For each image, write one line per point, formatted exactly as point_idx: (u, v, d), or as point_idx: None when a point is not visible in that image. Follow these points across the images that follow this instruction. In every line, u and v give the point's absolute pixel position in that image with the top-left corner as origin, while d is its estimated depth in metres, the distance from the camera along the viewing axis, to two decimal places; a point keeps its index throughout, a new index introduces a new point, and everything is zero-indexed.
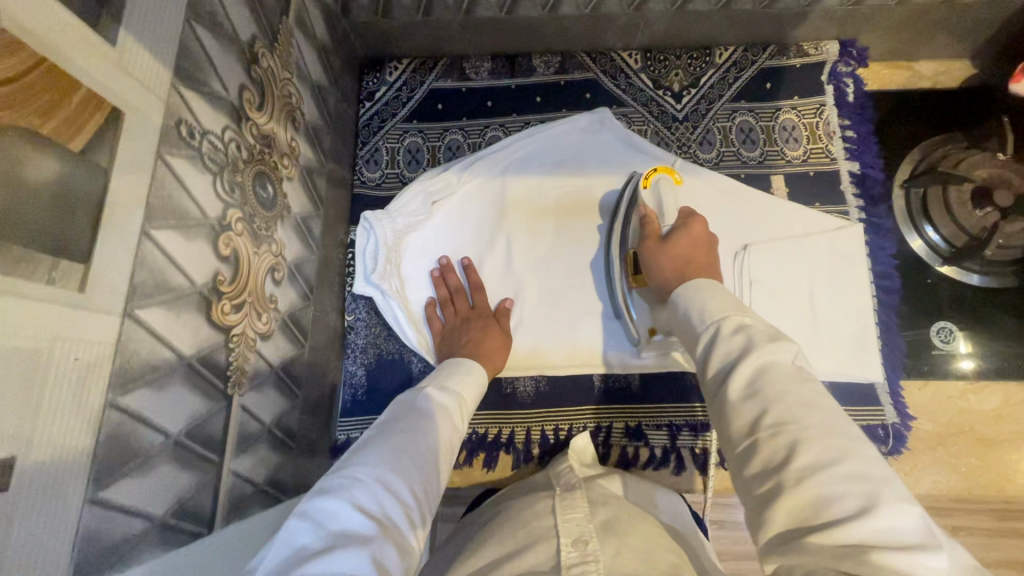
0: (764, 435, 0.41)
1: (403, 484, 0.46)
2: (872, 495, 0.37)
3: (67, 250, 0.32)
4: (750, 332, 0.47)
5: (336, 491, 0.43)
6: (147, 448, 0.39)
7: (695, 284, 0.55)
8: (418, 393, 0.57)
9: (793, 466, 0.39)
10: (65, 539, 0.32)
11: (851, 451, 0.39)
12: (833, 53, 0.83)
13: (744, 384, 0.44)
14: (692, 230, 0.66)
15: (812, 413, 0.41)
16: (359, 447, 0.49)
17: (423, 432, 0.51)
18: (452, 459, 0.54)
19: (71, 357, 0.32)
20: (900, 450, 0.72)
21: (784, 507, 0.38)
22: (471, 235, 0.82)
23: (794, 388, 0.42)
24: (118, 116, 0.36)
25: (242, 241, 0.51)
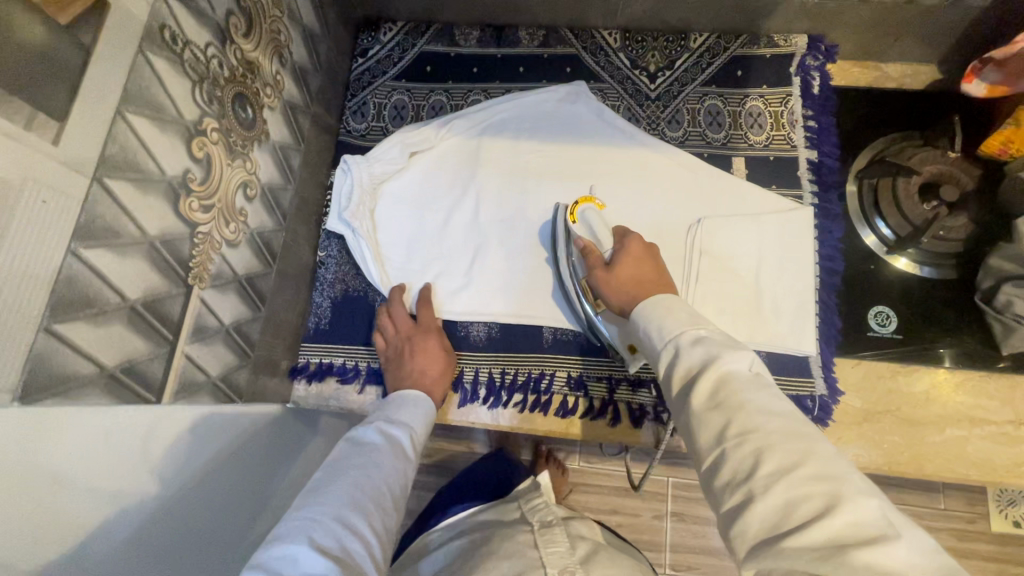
0: (731, 444, 0.45)
1: (358, 523, 0.53)
2: (834, 495, 0.40)
3: (45, 105, 0.37)
4: (709, 343, 0.52)
5: (293, 537, 0.49)
6: (103, 303, 0.44)
7: (650, 304, 0.59)
8: (366, 432, 0.64)
9: (761, 471, 0.43)
10: (19, 354, 0.37)
11: (808, 451, 0.43)
12: (802, 46, 0.87)
13: (707, 396, 0.49)
14: (635, 252, 0.69)
15: (770, 418, 0.45)
16: (309, 496, 0.54)
17: (374, 471, 0.59)
18: (402, 493, 0.61)
19: (38, 199, 0.37)
20: (826, 421, 0.75)
21: (762, 507, 0.41)
22: (444, 190, 0.87)
23: (753, 396, 0.47)
24: (103, 7, 0.41)
25: (216, 149, 0.57)
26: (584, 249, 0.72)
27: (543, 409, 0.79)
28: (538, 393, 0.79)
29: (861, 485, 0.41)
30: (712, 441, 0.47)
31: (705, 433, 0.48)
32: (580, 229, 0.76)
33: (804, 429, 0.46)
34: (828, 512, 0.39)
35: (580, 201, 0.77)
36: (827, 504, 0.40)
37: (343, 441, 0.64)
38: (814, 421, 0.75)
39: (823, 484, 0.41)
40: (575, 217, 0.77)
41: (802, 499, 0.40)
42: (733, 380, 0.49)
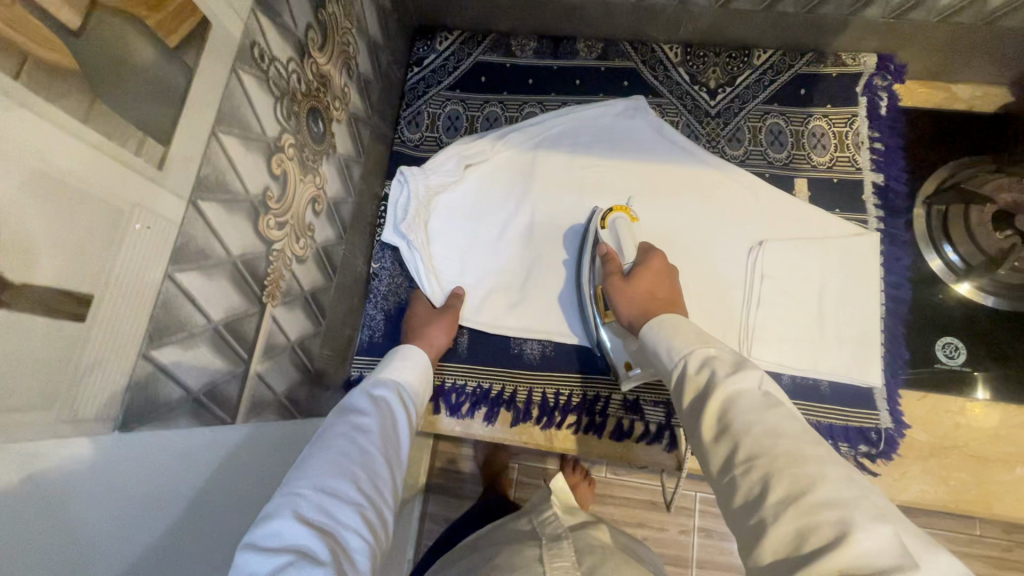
0: (739, 472, 0.45)
1: (346, 490, 0.51)
2: (842, 521, 0.39)
3: (153, 129, 0.37)
4: (714, 365, 0.52)
5: (279, 510, 0.47)
6: (191, 326, 0.44)
7: (661, 321, 0.61)
8: (352, 400, 0.62)
9: (769, 500, 0.42)
10: (119, 385, 0.37)
11: (816, 476, 0.42)
12: (871, 65, 0.84)
13: (715, 422, 0.49)
14: (652, 265, 0.70)
15: (779, 442, 0.44)
16: (296, 467, 0.53)
17: (360, 439, 0.57)
18: (393, 451, 0.60)
19: (145, 225, 0.37)
20: (891, 455, 0.74)
21: (772, 537, 0.40)
22: (498, 202, 0.85)
23: (760, 417, 0.46)
24: (207, 28, 0.41)
25: (292, 165, 0.56)
26: (606, 256, 0.74)
27: (597, 431, 0.78)
28: (592, 415, 0.78)
29: (871, 510, 0.40)
30: (722, 463, 0.47)
31: (716, 459, 0.48)
32: (607, 235, 0.77)
33: (810, 448, 0.44)
34: (838, 542, 0.38)
35: (612, 209, 0.78)
36: (837, 531, 0.38)
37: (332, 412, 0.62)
38: (878, 455, 0.74)
39: (830, 512, 0.39)
40: (606, 223, 0.78)
41: (809, 528, 0.39)
42: (738, 403, 0.48)
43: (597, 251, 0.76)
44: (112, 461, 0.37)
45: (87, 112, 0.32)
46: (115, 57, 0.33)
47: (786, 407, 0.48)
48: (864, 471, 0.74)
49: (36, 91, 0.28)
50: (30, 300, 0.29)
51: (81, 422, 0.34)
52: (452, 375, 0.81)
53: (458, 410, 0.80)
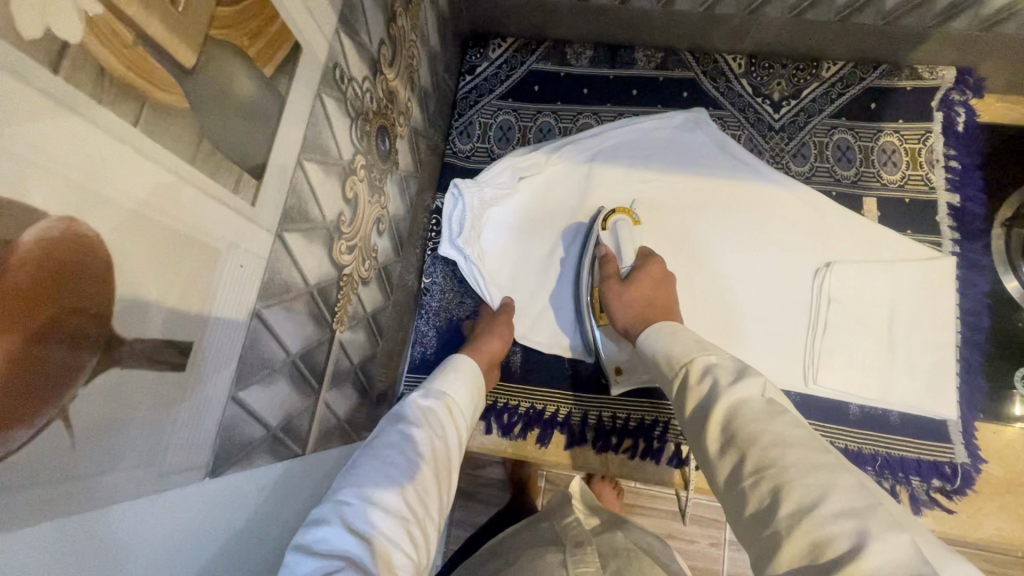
0: (747, 484, 0.39)
1: (394, 500, 0.44)
2: (861, 531, 0.33)
3: (248, 163, 0.35)
4: (716, 372, 0.47)
5: (325, 517, 0.41)
6: (272, 361, 0.42)
7: (658, 327, 0.58)
8: (407, 397, 0.55)
9: (781, 512, 0.36)
10: (209, 430, 0.35)
11: (831, 486, 0.36)
12: (949, 80, 0.81)
13: (721, 430, 0.43)
14: (652, 271, 0.68)
15: (788, 449, 0.39)
16: (348, 468, 0.47)
17: (415, 441, 0.50)
18: (448, 458, 0.52)
19: (238, 264, 0.35)
20: (966, 492, 0.71)
21: (785, 552, 0.35)
22: (551, 216, 0.83)
23: (767, 424, 0.41)
24: (297, 52, 0.39)
25: (362, 187, 0.54)
26: (604, 258, 0.73)
27: (654, 456, 0.76)
28: (649, 440, 0.76)
29: (891, 518, 0.34)
30: (729, 471, 0.42)
31: (721, 475, 0.42)
32: (608, 236, 0.76)
33: (818, 456, 0.39)
34: (855, 556, 0.33)
35: (616, 210, 0.77)
36: (853, 543, 0.33)
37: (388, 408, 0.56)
38: (952, 491, 0.71)
39: (849, 522, 0.34)
40: (608, 223, 0.76)
41: (825, 541, 0.34)
42: (744, 411, 0.43)
43: (597, 250, 0.76)
44: (211, 505, 0.36)
45: (195, 151, 0.30)
46: (220, 92, 0.31)
47: (793, 414, 0.43)
48: (939, 508, 0.71)
49: (151, 136, 0.26)
50: (137, 355, 0.28)
51: (176, 474, 0.33)
52: (506, 396, 0.80)
53: (511, 430, 0.79)
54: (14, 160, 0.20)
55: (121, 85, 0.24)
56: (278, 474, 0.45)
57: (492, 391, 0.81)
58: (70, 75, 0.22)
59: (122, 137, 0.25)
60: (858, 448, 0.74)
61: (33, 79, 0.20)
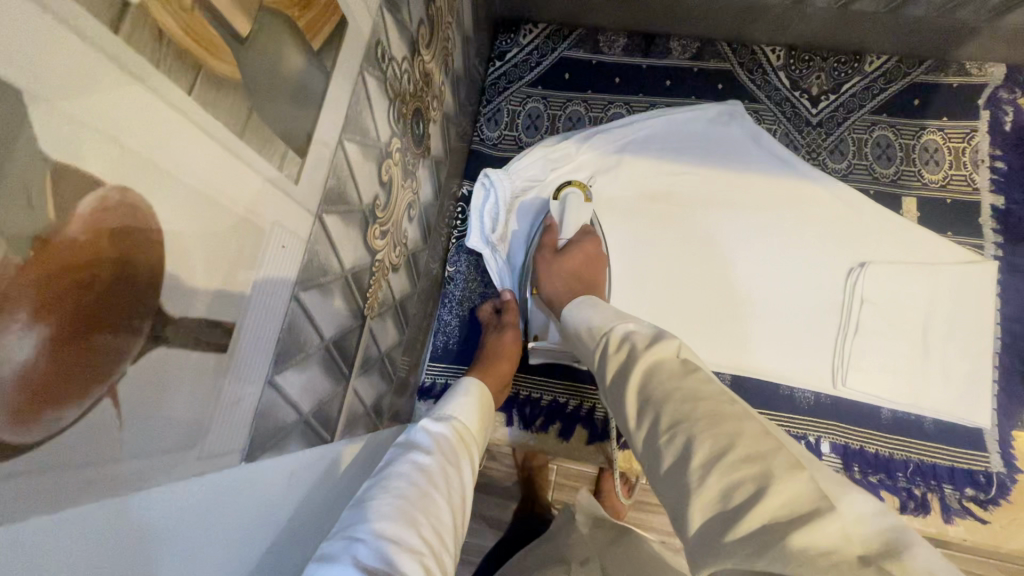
0: (663, 441, 0.36)
1: (409, 534, 0.40)
2: (764, 474, 0.30)
3: (293, 141, 0.34)
4: (634, 338, 0.46)
5: (334, 557, 0.36)
6: (307, 347, 0.41)
7: (584, 298, 0.59)
8: (413, 427, 0.52)
9: (693, 463, 0.33)
10: (246, 415, 0.34)
11: (737, 431, 0.34)
12: (997, 77, 0.78)
13: (638, 394, 0.41)
14: (586, 247, 0.71)
15: (698, 404, 0.36)
16: (356, 505, 0.43)
17: (426, 475, 0.46)
18: (458, 496, 0.48)
19: (280, 244, 0.34)
20: (1000, 501, 0.69)
21: (696, 503, 0.32)
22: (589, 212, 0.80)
23: (680, 382, 0.39)
24: (342, 27, 0.37)
25: (396, 171, 0.53)
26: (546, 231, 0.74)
27: None
28: None
29: (791, 457, 0.31)
30: (647, 434, 0.38)
31: (639, 443, 0.39)
32: (557, 208, 0.76)
33: (728, 408, 0.36)
34: (755, 499, 0.29)
35: (572, 183, 0.77)
36: (756, 486, 0.30)
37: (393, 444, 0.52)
38: (986, 501, 0.69)
39: (754, 464, 0.31)
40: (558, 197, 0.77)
41: (733, 486, 0.31)
42: (659, 372, 0.41)
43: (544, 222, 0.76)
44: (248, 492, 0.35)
45: (244, 124, 0.29)
46: (270, 66, 0.30)
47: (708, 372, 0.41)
48: (972, 518, 0.69)
49: (203, 108, 0.26)
50: (184, 334, 0.27)
51: (214, 459, 0.32)
52: (527, 387, 0.79)
53: (533, 423, 0.79)
54: (75, 126, 0.19)
55: (177, 50, 0.23)
56: (311, 464, 0.44)
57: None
58: (130, 36, 0.21)
59: (173, 104, 0.24)
60: (888, 455, 0.72)
61: (92, 37, 0.19)
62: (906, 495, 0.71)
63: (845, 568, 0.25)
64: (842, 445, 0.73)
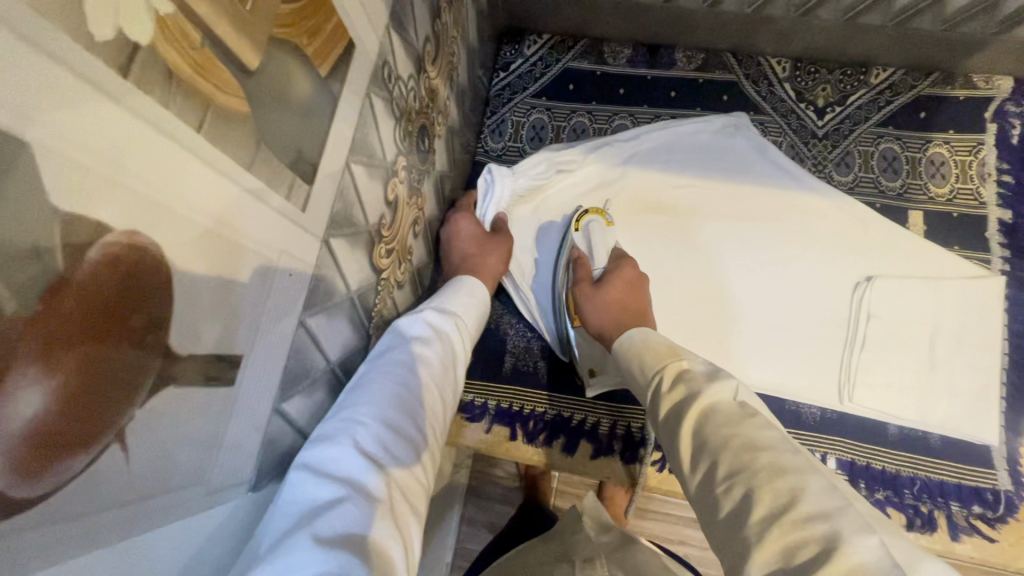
0: (719, 491, 0.37)
1: (406, 426, 0.42)
2: (830, 536, 0.31)
3: (301, 169, 0.33)
4: (687, 380, 0.45)
5: (330, 437, 0.38)
6: (313, 370, 0.40)
7: (630, 335, 0.56)
8: (415, 314, 0.51)
9: (753, 518, 0.34)
10: (252, 446, 0.34)
11: (800, 486, 0.34)
12: (1004, 90, 0.78)
13: (692, 435, 0.41)
14: (624, 275, 0.68)
15: (761, 454, 0.36)
16: (354, 384, 0.43)
17: (425, 367, 0.47)
18: (450, 387, 0.50)
19: (286, 273, 0.34)
20: (1008, 520, 0.69)
21: (755, 558, 0.32)
22: None
23: (738, 428, 0.39)
24: (351, 51, 0.37)
25: (402, 188, 0.52)
26: (577, 260, 0.73)
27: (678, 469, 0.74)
28: None
29: (858, 518, 0.32)
30: (702, 482, 0.39)
31: (696, 486, 0.40)
32: (581, 237, 0.75)
33: (789, 459, 0.36)
34: (825, 561, 0.30)
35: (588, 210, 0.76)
36: (822, 550, 0.31)
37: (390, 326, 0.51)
38: (995, 519, 0.69)
39: (816, 526, 0.31)
40: (581, 224, 0.76)
41: (794, 547, 0.31)
42: (715, 414, 0.41)
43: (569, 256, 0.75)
44: (238, 523, 0.34)
45: (253, 157, 0.28)
46: (280, 96, 0.30)
47: (766, 417, 0.40)
48: (978, 536, 0.69)
49: (213, 144, 0.25)
50: (192, 372, 0.26)
51: (218, 493, 0.31)
52: (528, 402, 0.79)
53: (536, 438, 0.77)
54: (86, 174, 0.19)
55: (187, 89, 0.23)
56: None
57: (483, 391, 0.79)
58: (141, 79, 0.21)
59: (183, 141, 0.23)
60: (894, 472, 0.71)
61: (102, 82, 0.19)
62: (913, 512, 0.70)
63: None
64: (848, 462, 0.72)
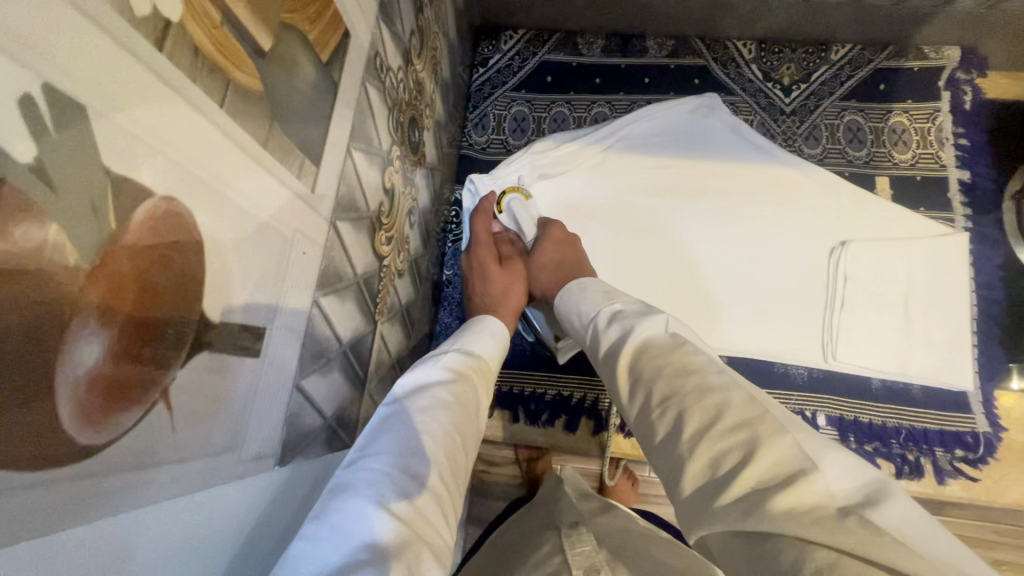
0: (656, 415, 0.39)
1: (431, 475, 0.38)
2: (751, 440, 0.33)
3: (309, 151, 0.35)
4: (619, 318, 0.48)
5: (354, 489, 0.35)
6: (328, 351, 0.42)
7: (572, 287, 0.58)
8: (435, 358, 0.49)
9: (686, 434, 0.35)
10: (277, 420, 0.35)
11: (725, 402, 0.36)
12: (954, 59, 0.83)
13: (629, 373, 0.43)
14: (553, 236, 0.71)
15: (690, 378, 0.39)
16: (376, 433, 0.41)
17: (448, 412, 0.44)
18: (474, 435, 0.46)
19: (301, 251, 0.35)
20: (989, 460, 0.73)
21: (688, 471, 0.34)
22: (595, 215, 0.82)
23: (672, 356, 0.41)
24: (346, 40, 0.39)
25: (398, 178, 0.54)
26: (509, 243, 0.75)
27: None
28: None
29: (777, 422, 0.34)
30: (640, 408, 0.41)
31: (633, 410, 0.42)
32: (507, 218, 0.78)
33: (714, 379, 0.38)
34: (750, 461, 0.32)
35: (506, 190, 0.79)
36: (748, 451, 0.32)
37: (411, 371, 0.49)
38: (976, 460, 0.73)
39: (742, 432, 0.33)
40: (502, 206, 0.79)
41: (721, 455, 0.33)
42: (649, 347, 0.43)
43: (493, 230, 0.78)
44: (276, 497, 0.36)
45: (267, 135, 0.30)
46: (289, 80, 0.32)
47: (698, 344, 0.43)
48: (964, 477, 0.73)
49: (233, 119, 0.27)
50: (223, 338, 0.28)
51: (251, 463, 0.33)
52: (529, 384, 0.81)
53: (538, 418, 0.80)
54: (131, 140, 0.20)
55: (210, 64, 0.25)
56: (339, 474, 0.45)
57: None
58: (171, 53, 0.22)
59: (210, 116, 0.25)
60: (881, 424, 0.75)
61: (141, 54, 0.21)
62: (900, 461, 0.74)
63: (825, 522, 0.27)
64: (837, 417, 0.76)
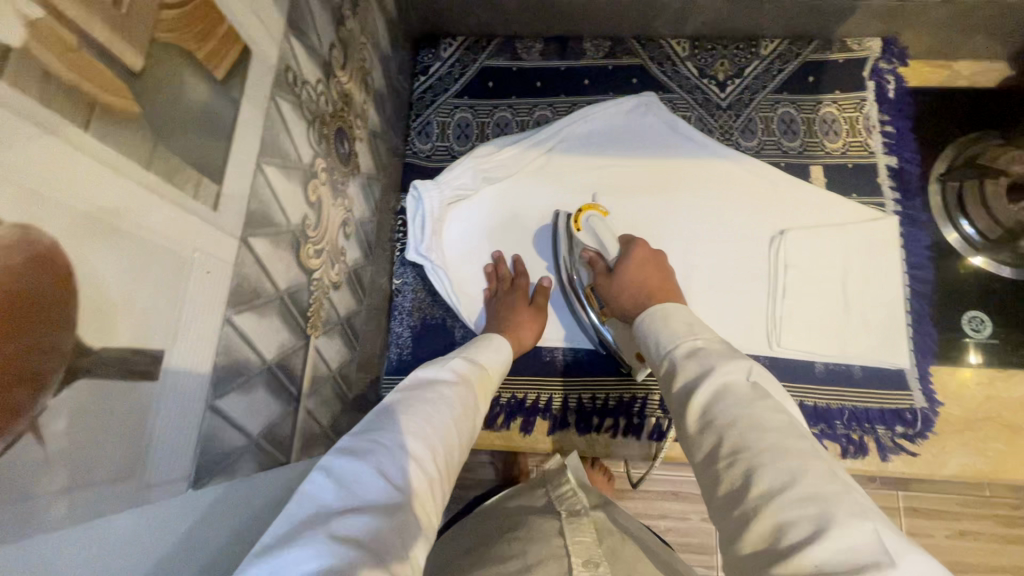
0: (722, 466, 0.38)
1: (428, 458, 0.39)
2: (823, 517, 0.32)
3: (206, 168, 0.35)
4: (703, 353, 0.45)
5: (360, 454, 0.37)
6: (248, 369, 0.41)
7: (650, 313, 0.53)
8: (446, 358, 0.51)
9: (751, 494, 0.35)
10: (188, 442, 0.35)
11: (800, 469, 0.35)
12: (876, 50, 0.86)
13: (700, 415, 0.41)
14: (636, 256, 0.68)
15: (768, 435, 0.37)
16: (387, 410, 0.42)
17: (453, 406, 0.45)
18: (473, 433, 0.47)
19: (204, 271, 0.35)
20: (927, 434, 0.76)
21: (749, 538, 0.34)
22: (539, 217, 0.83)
23: (747, 408, 0.40)
24: (247, 55, 0.39)
25: (324, 191, 0.54)
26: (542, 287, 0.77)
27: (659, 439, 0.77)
28: (629, 417, 0.78)
29: (855, 504, 0.33)
30: (704, 453, 0.40)
31: (698, 452, 0.41)
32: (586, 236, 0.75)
33: (795, 444, 0.37)
34: (812, 539, 0.32)
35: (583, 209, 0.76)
36: (815, 527, 0.32)
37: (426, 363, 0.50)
38: (916, 435, 0.75)
39: (813, 506, 0.33)
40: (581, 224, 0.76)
41: (786, 526, 0.33)
42: (729, 393, 0.41)
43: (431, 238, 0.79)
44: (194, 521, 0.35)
45: (150, 155, 0.30)
46: (175, 98, 0.31)
47: (781, 402, 0.41)
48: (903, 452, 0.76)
49: (104, 142, 0.26)
50: (107, 364, 0.27)
51: (158, 488, 0.32)
52: None
53: (495, 420, 0.80)
54: None
55: (68, 89, 0.24)
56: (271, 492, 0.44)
57: None
58: (16, 80, 0.22)
59: (72, 140, 0.24)
60: (825, 406, 0.77)
61: None
62: (845, 440, 0.76)
63: None
64: None
